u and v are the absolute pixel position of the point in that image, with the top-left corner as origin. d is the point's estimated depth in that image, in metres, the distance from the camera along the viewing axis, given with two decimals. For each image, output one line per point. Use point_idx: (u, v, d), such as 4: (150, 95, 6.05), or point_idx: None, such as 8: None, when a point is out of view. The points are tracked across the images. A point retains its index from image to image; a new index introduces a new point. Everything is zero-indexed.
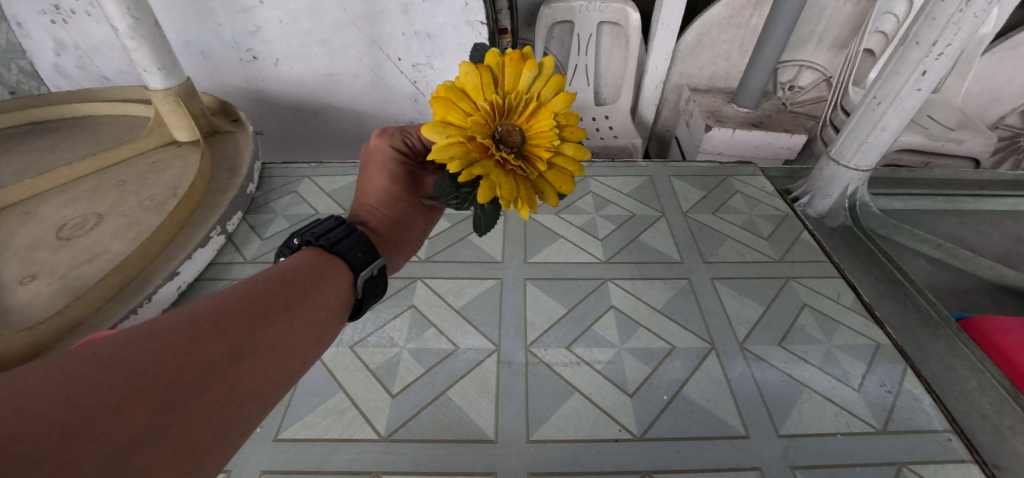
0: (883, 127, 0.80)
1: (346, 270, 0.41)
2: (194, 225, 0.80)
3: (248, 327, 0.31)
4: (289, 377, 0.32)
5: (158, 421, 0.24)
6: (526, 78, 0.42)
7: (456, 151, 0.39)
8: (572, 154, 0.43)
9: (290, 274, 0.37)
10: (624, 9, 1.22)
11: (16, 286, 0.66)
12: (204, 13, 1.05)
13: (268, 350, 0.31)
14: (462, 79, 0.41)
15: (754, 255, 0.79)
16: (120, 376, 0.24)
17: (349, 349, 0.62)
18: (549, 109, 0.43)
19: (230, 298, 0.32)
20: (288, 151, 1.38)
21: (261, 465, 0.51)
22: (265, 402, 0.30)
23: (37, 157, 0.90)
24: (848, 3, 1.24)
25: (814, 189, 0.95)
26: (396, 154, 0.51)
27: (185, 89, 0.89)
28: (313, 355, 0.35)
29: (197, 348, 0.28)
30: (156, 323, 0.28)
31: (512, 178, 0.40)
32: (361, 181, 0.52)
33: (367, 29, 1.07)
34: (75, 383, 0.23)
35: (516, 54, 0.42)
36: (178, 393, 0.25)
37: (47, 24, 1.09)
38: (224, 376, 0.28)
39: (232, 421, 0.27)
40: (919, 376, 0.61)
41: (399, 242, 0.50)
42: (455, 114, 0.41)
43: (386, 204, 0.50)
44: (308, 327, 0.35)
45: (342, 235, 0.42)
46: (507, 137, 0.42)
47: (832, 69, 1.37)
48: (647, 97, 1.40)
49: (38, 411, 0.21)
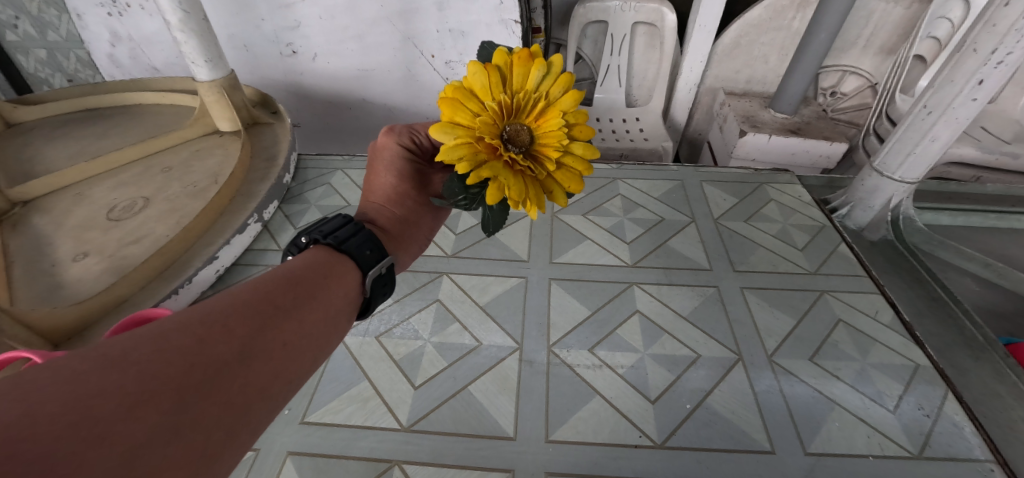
0: (932, 138, 0.76)
1: (354, 269, 0.42)
2: (232, 212, 0.83)
3: (257, 327, 0.32)
4: (297, 376, 0.33)
5: (170, 422, 0.24)
6: (535, 76, 0.42)
7: (464, 152, 0.40)
8: (581, 154, 0.43)
9: (298, 273, 0.38)
10: (660, 9, 1.20)
11: (69, 262, 0.71)
12: (249, 9, 1.09)
13: (277, 349, 0.32)
14: (470, 79, 0.42)
15: (786, 266, 0.76)
16: (132, 375, 0.24)
17: (375, 339, 0.64)
18: (558, 108, 0.43)
19: (239, 298, 0.33)
20: (321, 143, 1.42)
21: (287, 446, 0.53)
22: (273, 401, 0.30)
23: (91, 142, 0.95)
24: (898, 7, 1.18)
25: (855, 201, 0.91)
26: (403, 152, 0.53)
27: (229, 81, 0.93)
28: (320, 354, 0.36)
29: (207, 347, 0.28)
30: (165, 323, 0.29)
31: (520, 178, 0.40)
32: (368, 179, 0.53)
33: (402, 26, 1.09)
34: (87, 383, 0.23)
35: (524, 53, 0.42)
36: (190, 392, 0.26)
37: (104, 16, 1.16)
38: (234, 375, 0.28)
39: (243, 420, 0.28)
40: (960, 402, 0.58)
41: (405, 240, 0.50)
42: (463, 114, 0.41)
43: (393, 202, 0.51)
44: (316, 326, 0.36)
45: (349, 234, 0.43)
46: (515, 137, 0.42)
47: (878, 75, 1.31)
48: (680, 100, 1.37)
49: (50, 411, 0.21)
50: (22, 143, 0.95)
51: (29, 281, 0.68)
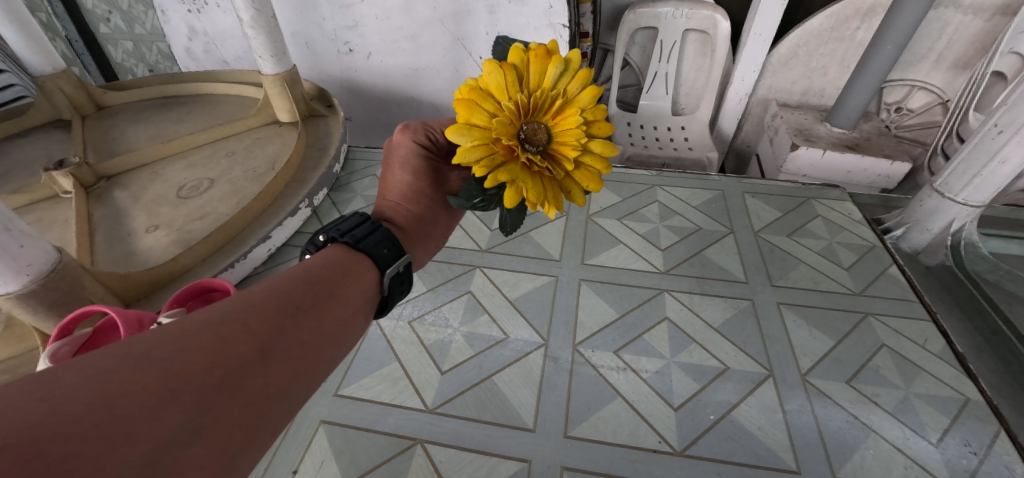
0: (1003, 159, 0.72)
1: (372, 268, 0.44)
2: (285, 196, 0.89)
3: (277, 326, 0.33)
4: (315, 376, 0.34)
5: (192, 422, 0.25)
6: (552, 75, 0.44)
7: (481, 155, 0.42)
8: (600, 151, 0.45)
9: (318, 273, 0.40)
10: (714, 16, 1.17)
11: (143, 233, 0.79)
12: (314, 10, 1.17)
13: (296, 350, 0.33)
14: (486, 79, 0.43)
15: (829, 284, 0.73)
16: (155, 374, 0.25)
17: (408, 324, 0.67)
18: (576, 105, 0.44)
19: (259, 297, 0.35)
20: (370, 136, 1.48)
21: (321, 415, 0.56)
22: (292, 400, 0.32)
23: (167, 126, 1.05)
24: (977, 19, 1.10)
25: (910, 223, 0.86)
26: (418, 148, 0.56)
27: (290, 75, 0.99)
28: (337, 352, 0.37)
29: (228, 347, 0.30)
30: (187, 322, 0.30)
31: (538, 179, 0.43)
32: (383, 178, 0.56)
33: (454, 27, 1.12)
34: (111, 381, 0.24)
35: (541, 51, 0.43)
36: (212, 392, 0.27)
37: (184, 12, 1.26)
38: (254, 374, 0.30)
39: (262, 419, 0.29)
40: (1014, 442, 0.54)
41: (421, 237, 0.53)
42: (479, 115, 0.43)
43: (409, 201, 0.53)
44: (333, 326, 0.37)
45: (366, 233, 0.46)
46: (533, 136, 0.44)
47: (950, 91, 1.22)
48: (729, 110, 1.34)
49: (76, 410, 0.22)
50: (109, 124, 1.06)
51: (109, 247, 0.76)
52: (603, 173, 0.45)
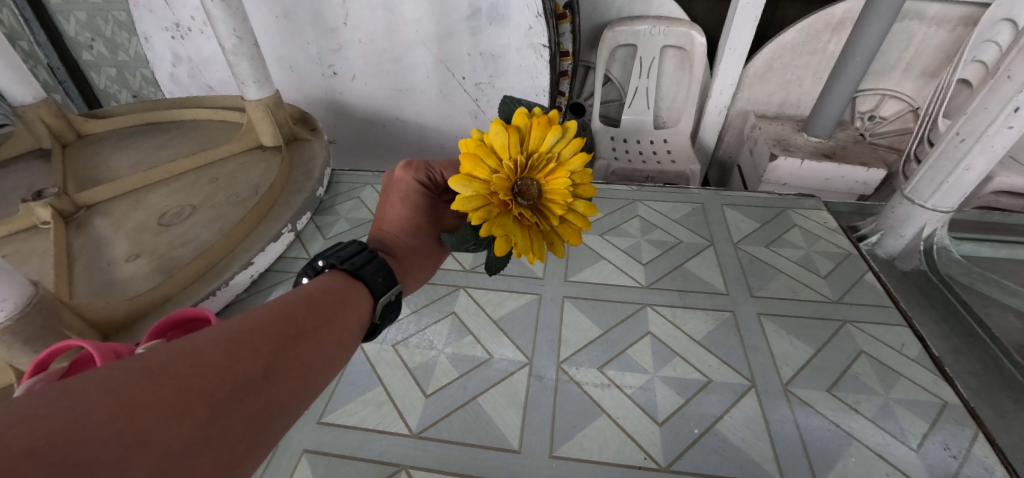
0: (967, 167, 0.75)
1: (367, 295, 0.45)
2: (268, 221, 0.89)
3: (281, 346, 0.35)
4: (311, 393, 0.36)
5: (200, 434, 0.27)
6: (550, 141, 0.45)
7: (478, 204, 0.45)
8: (582, 211, 0.47)
9: (319, 296, 0.41)
10: (689, 33, 1.21)
11: (123, 262, 0.78)
12: (299, 33, 1.18)
13: (297, 368, 0.35)
14: (491, 137, 0.44)
15: (808, 293, 0.75)
16: (168, 387, 0.27)
17: (392, 347, 0.67)
18: (567, 168, 0.46)
19: (266, 317, 0.36)
20: (356, 157, 1.49)
21: (304, 444, 0.55)
22: (289, 417, 0.33)
23: (149, 154, 1.04)
24: (940, 30, 1.16)
25: (885, 229, 0.89)
26: (418, 186, 0.58)
27: (274, 100, 0.99)
28: (333, 369, 0.39)
29: (235, 364, 0.31)
30: (198, 338, 0.32)
31: (526, 232, 0.46)
32: (382, 210, 0.58)
33: (437, 48, 1.14)
34: (128, 392, 0.26)
35: (542, 120, 0.44)
36: (219, 407, 0.29)
37: (168, 39, 1.24)
38: (257, 391, 0.31)
39: (263, 434, 0.30)
40: (992, 444, 0.55)
41: (414, 267, 0.54)
42: (481, 170, 0.45)
43: (406, 232, 0.55)
44: (332, 347, 0.39)
45: (364, 260, 0.47)
46: (525, 191, 0.46)
47: (920, 99, 1.28)
48: (709, 122, 1.37)
49: (98, 418, 0.24)
50: (90, 153, 1.05)
51: (88, 278, 0.75)
52: (582, 232, 0.48)
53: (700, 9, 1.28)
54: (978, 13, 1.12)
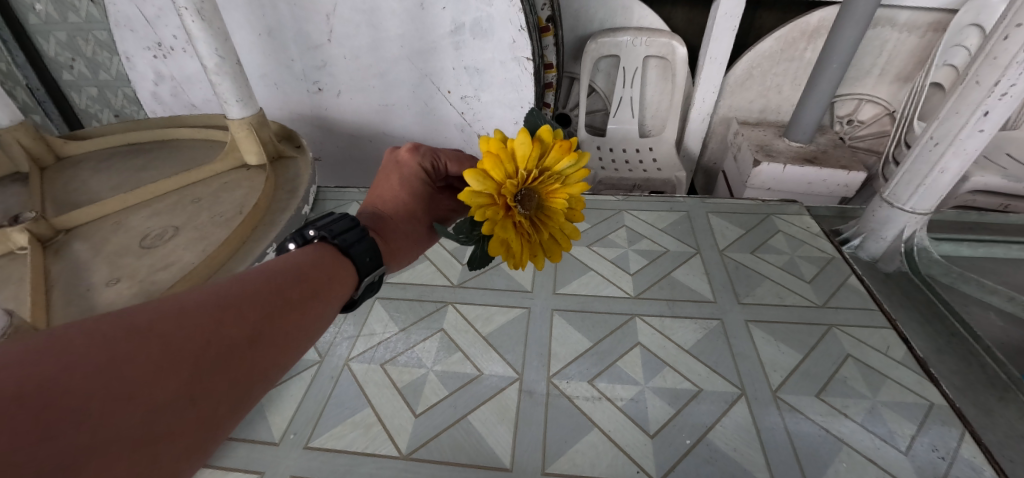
0: (942, 169, 0.76)
1: (353, 272, 0.48)
2: (253, 241, 0.87)
3: (266, 315, 0.37)
4: (291, 361, 0.38)
5: (185, 391, 0.29)
6: (565, 165, 0.46)
7: (484, 202, 0.44)
8: (568, 232, 0.49)
9: (306, 270, 0.43)
10: (670, 43, 1.23)
11: (103, 287, 0.76)
12: (282, 50, 1.18)
13: (279, 337, 0.37)
14: (516, 143, 0.44)
15: (793, 298, 0.75)
16: (156, 345, 0.30)
17: (380, 366, 0.66)
18: (567, 192, 0.48)
19: (253, 287, 0.39)
20: (343, 173, 1.48)
21: (291, 469, 0.54)
22: (270, 381, 0.36)
23: (130, 175, 1.03)
24: (911, 35, 1.20)
25: (866, 232, 0.90)
26: (420, 171, 0.59)
27: (257, 118, 0.99)
28: (314, 340, 0.41)
29: (220, 329, 0.34)
30: (187, 300, 0.34)
31: (520, 241, 0.46)
32: (380, 188, 0.58)
33: (422, 64, 1.15)
34: (116, 347, 0.28)
35: (566, 145, 0.45)
36: (204, 367, 0.31)
37: (150, 58, 1.23)
38: (241, 356, 0.34)
39: (245, 395, 0.33)
40: (978, 444, 0.56)
41: (401, 250, 0.54)
42: (499, 170, 0.43)
43: (400, 214, 0.56)
44: (315, 319, 0.41)
45: (355, 238, 0.49)
46: (527, 201, 0.47)
47: (895, 103, 1.32)
48: (693, 130, 1.39)
49: (87, 370, 0.26)
50: (69, 175, 1.03)
51: (66, 304, 0.73)
52: (563, 251, 0.50)
53: (680, 19, 1.31)
54: (947, 19, 1.16)
